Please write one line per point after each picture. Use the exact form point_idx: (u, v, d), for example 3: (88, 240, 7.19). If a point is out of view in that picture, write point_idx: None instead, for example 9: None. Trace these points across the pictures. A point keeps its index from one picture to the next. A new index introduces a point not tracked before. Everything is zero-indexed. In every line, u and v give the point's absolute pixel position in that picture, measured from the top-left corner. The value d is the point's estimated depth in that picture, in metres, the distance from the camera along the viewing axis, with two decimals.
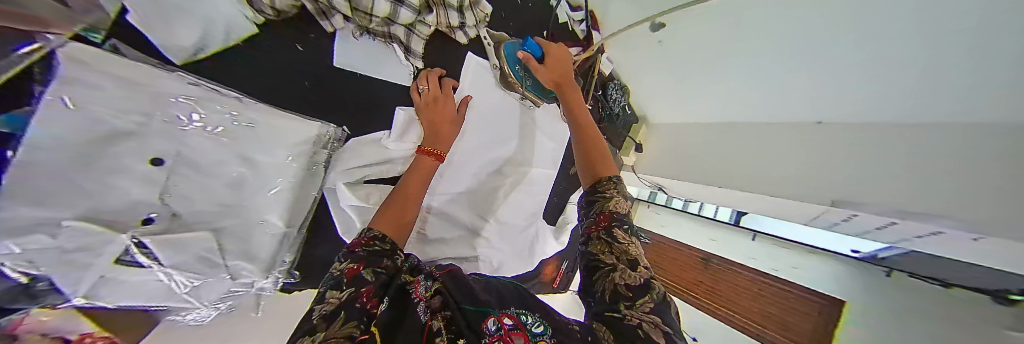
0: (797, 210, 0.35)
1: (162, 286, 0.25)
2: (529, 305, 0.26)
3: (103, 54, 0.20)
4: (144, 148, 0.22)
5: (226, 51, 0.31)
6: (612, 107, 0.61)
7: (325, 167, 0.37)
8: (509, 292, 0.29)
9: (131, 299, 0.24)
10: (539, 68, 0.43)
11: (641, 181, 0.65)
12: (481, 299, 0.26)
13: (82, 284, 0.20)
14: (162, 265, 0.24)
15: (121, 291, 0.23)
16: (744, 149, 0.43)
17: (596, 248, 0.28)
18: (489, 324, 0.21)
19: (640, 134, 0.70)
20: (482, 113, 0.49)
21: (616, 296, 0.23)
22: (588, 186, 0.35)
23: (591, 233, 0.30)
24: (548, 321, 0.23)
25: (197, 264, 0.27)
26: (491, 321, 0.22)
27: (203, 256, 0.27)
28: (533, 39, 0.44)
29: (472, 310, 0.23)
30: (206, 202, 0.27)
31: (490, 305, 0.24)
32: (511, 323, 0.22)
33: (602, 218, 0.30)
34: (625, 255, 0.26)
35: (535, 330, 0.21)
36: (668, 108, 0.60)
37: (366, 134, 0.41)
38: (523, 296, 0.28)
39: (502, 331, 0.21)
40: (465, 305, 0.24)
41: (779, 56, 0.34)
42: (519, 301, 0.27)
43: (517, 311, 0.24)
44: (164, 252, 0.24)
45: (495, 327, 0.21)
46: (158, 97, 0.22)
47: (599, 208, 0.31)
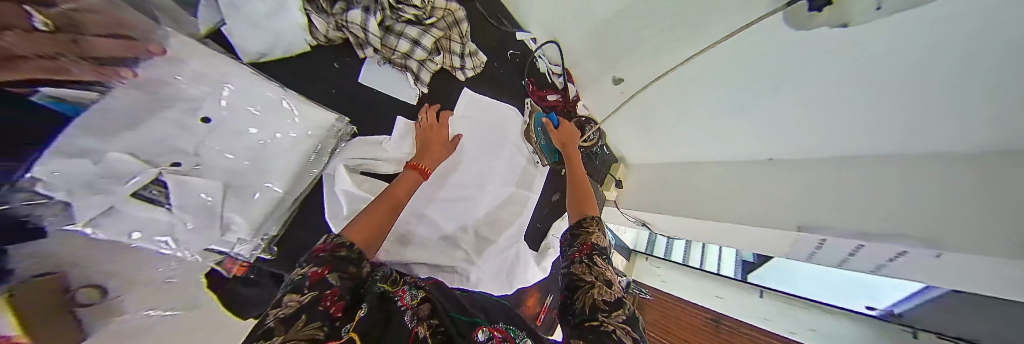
0: (778, 238, 0.37)
1: (156, 230, 0.26)
2: (514, 320, 0.29)
3: (192, 43, 0.25)
4: (188, 111, 0.25)
5: (279, 60, 0.36)
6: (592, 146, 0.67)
7: (331, 153, 0.40)
8: (496, 308, 0.31)
9: (124, 235, 0.24)
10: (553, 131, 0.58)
11: (625, 215, 0.67)
12: (469, 311, 0.28)
13: (92, 212, 0.21)
14: (167, 206, 0.26)
15: (122, 225, 0.24)
16: (728, 182, 0.46)
17: (577, 270, 0.32)
18: (479, 335, 0.24)
19: (619, 172, 0.72)
20: (472, 132, 0.53)
21: (593, 310, 0.26)
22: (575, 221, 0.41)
23: (575, 258, 0.34)
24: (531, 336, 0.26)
25: (194, 215, 0.27)
26: (482, 332, 0.24)
27: (202, 207, 0.28)
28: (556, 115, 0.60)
29: (462, 320, 0.26)
30: (225, 158, 0.29)
31: (479, 318, 0.27)
32: (501, 336, 0.24)
33: (585, 247, 0.35)
34: (600, 277, 0.31)
35: None
36: (642, 150, 0.65)
37: (369, 136, 0.44)
38: (509, 313, 0.30)
39: (493, 341, 0.23)
40: (452, 314, 0.27)
41: (757, 87, 0.36)
42: (505, 315, 0.29)
43: (505, 326, 0.26)
44: (175, 191, 0.26)
45: (484, 337, 0.24)
46: (215, 78, 0.27)
47: (582, 239, 0.36)
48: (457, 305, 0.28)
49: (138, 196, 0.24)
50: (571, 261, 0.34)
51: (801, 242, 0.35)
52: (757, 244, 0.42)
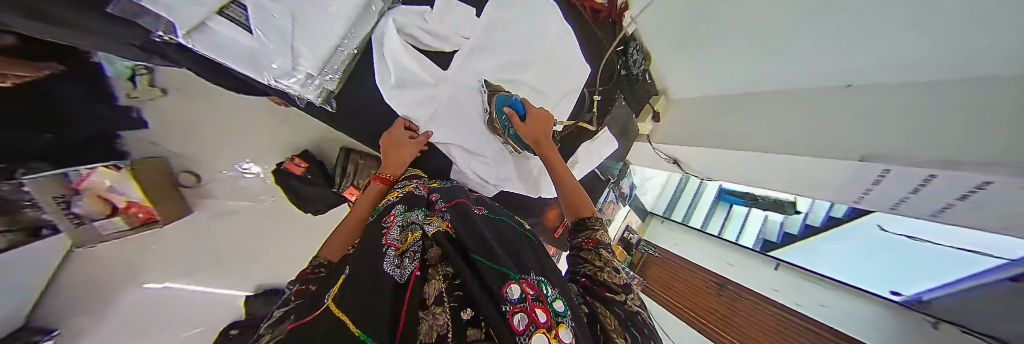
0: (819, 169, 0.35)
1: (246, 48, 0.30)
2: (546, 270, 0.26)
3: None
4: None
5: None
6: (632, 69, 0.63)
7: (378, 13, 0.40)
8: (525, 248, 0.30)
9: (221, 46, 0.29)
10: (521, 125, 0.47)
11: (658, 152, 0.67)
12: (495, 252, 0.26)
13: (188, 17, 0.24)
14: (251, 30, 0.29)
15: (215, 38, 0.28)
16: (774, 111, 0.42)
17: (584, 256, 0.32)
18: (510, 292, 0.21)
19: (659, 104, 0.68)
20: (510, 36, 0.49)
21: (601, 282, 0.27)
22: (572, 221, 0.38)
23: (583, 248, 0.33)
24: (564, 296, 0.23)
25: (269, 41, 0.31)
26: (515, 287, 0.21)
27: (275, 35, 0.31)
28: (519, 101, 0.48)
29: (488, 269, 0.24)
30: None
31: (508, 267, 0.24)
32: (534, 293, 0.21)
33: (590, 242, 0.33)
34: (611, 263, 0.30)
35: (558, 308, 0.21)
36: (683, 79, 0.60)
37: (415, 4, 0.43)
38: (540, 260, 0.29)
39: (526, 301, 0.20)
40: (475, 256, 0.26)
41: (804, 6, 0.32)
42: (536, 259, 0.29)
43: (538, 279, 0.24)
44: (255, 14, 0.28)
45: (518, 296, 0.21)
46: None
47: (586, 234, 0.35)
48: (483, 247, 0.27)
49: (222, 15, 0.26)
50: (579, 250, 0.33)
51: (857, 174, 0.32)
52: (798, 178, 0.41)
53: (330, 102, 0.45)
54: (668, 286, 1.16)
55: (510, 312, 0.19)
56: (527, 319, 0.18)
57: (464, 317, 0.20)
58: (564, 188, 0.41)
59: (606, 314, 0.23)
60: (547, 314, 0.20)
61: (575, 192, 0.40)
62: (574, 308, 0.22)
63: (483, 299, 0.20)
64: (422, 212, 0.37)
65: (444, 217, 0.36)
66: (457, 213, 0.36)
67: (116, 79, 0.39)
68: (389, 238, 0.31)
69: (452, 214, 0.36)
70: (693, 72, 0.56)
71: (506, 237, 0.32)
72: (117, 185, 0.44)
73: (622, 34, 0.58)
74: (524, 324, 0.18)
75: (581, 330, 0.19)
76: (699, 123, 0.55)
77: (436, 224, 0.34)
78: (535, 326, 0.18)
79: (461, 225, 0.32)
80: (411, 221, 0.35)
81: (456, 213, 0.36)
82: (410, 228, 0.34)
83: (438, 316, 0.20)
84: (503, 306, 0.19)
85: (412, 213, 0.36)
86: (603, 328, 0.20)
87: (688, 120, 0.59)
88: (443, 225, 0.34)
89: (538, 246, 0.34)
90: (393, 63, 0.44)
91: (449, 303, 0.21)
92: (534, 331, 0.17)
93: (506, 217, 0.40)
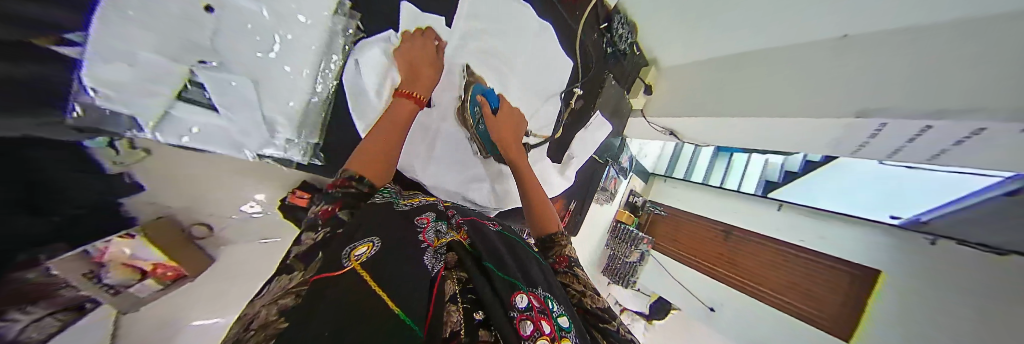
0: None
1: (215, 125, 0.34)
2: (551, 286, 0.30)
3: None
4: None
5: None
6: (620, 45, 0.70)
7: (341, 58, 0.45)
8: (532, 262, 0.33)
9: (194, 133, 0.33)
10: (491, 116, 0.55)
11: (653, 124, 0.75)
12: (505, 264, 0.29)
13: (152, 113, 0.29)
14: (214, 104, 0.34)
15: (186, 126, 0.32)
16: None
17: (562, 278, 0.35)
18: (518, 301, 0.25)
19: (649, 76, 0.76)
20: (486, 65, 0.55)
21: (595, 315, 0.29)
22: (539, 237, 0.43)
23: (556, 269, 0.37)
24: (567, 312, 0.27)
25: (240, 106, 0.36)
26: (522, 297, 0.25)
27: (245, 100, 0.36)
28: (492, 91, 0.56)
29: (499, 277, 0.27)
30: (246, 48, 0.34)
31: (516, 277, 0.28)
32: (538, 305, 0.25)
33: (562, 261, 0.38)
34: (586, 287, 0.34)
35: (562, 323, 0.25)
36: (680, 52, 0.69)
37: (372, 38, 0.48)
38: (545, 274, 0.32)
39: (531, 311, 0.24)
40: (490, 265, 0.28)
41: None
42: (540, 272, 0.32)
43: (545, 294, 0.27)
44: (210, 86, 0.33)
45: (524, 304, 0.25)
46: None
47: (556, 253, 0.39)
48: (495, 257, 0.30)
49: (186, 98, 0.31)
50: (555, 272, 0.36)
51: None
52: None
53: (317, 157, 0.46)
54: (677, 238, 1.23)
55: (518, 318, 0.23)
56: (532, 326, 0.22)
57: (476, 317, 0.25)
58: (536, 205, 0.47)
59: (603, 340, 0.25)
60: (551, 324, 0.24)
61: (546, 212, 0.46)
62: (574, 321, 0.26)
63: (497, 312, 0.23)
64: (444, 222, 0.38)
65: (462, 227, 0.37)
66: (473, 228, 0.36)
67: (95, 149, 0.37)
68: (425, 236, 0.31)
69: (469, 227, 0.37)
70: (697, 33, 0.61)
71: (515, 252, 0.34)
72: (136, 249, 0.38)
73: (605, 12, 0.68)
74: (529, 329, 0.22)
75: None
76: (696, 88, 0.65)
77: (452, 235, 0.35)
78: (538, 333, 0.22)
79: (476, 237, 0.34)
80: (437, 230, 0.35)
81: (472, 226, 0.37)
82: (441, 235, 0.34)
83: (451, 313, 0.23)
84: (509, 313, 0.23)
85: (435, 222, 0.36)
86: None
87: (680, 92, 0.69)
88: (459, 236, 0.35)
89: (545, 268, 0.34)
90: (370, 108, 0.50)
91: (463, 304, 0.26)
92: (538, 336, 0.21)
93: (519, 235, 0.41)
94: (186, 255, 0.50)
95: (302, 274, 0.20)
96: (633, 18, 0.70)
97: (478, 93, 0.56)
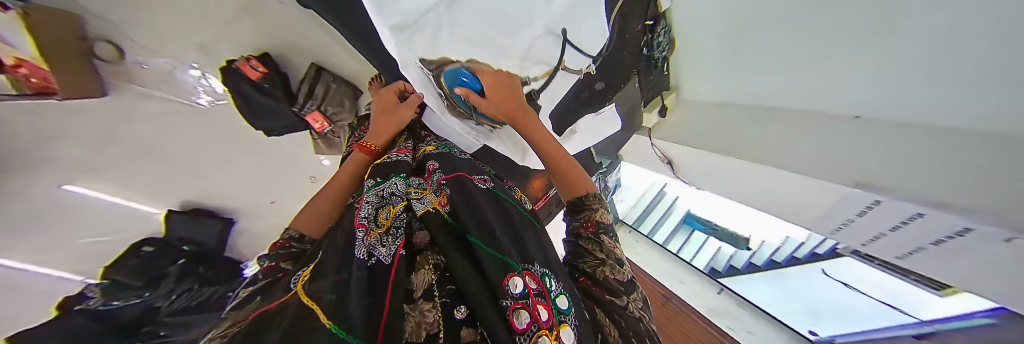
0: (823, 196, 0.38)
1: None
2: (548, 256, 0.25)
3: None
4: None
5: None
6: (657, 52, 0.55)
7: None
8: (527, 231, 0.28)
9: None
10: (482, 103, 0.42)
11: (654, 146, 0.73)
12: (495, 233, 0.24)
13: None
14: None
15: None
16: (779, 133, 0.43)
17: (584, 246, 0.33)
18: (512, 286, 0.20)
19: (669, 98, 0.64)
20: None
21: (601, 285, 0.28)
22: (570, 202, 0.38)
23: (580, 234, 0.34)
24: (568, 291, 0.23)
25: None
26: (518, 280, 0.20)
27: None
28: (468, 75, 0.41)
29: (487, 255, 0.22)
30: None
31: (508, 253, 0.22)
32: (536, 287, 0.21)
33: (587, 226, 0.34)
34: (608, 252, 0.32)
35: (561, 306, 0.20)
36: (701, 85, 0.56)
37: None
38: (543, 247, 0.27)
39: (528, 297, 0.20)
40: (475, 240, 0.23)
41: (813, 41, 0.33)
42: (538, 243, 0.27)
43: (542, 271, 0.23)
44: None
45: (519, 289, 0.20)
46: None
47: (586, 216, 0.36)
48: (483, 229, 0.24)
49: None
50: (577, 237, 0.34)
51: (850, 202, 0.35)
52: (788, 195, 0.45)
53: None
54: None
55: (511, 307, 0.19)
56: (529, 316, 0.19)
57: (457, 315, 0.21)
58: (555, 163, 0.41)
59: (610, 328, 0.24)
60: (549, 310, 0.20)
61: (571, 170, 0.40)
62: (575, 304, 0.22)
63: (484, 302, 0.19)
64: (402, 182, 0.31)
65: (446, 187, 0.30)
66: (458, 189, 0.29)
67: None
68: (360, 218, 0.25)
69: (452, 187, 0.30)
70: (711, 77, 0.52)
71: (510, 219, 0.28)
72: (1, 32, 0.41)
73: (656, 9, 0.49)
74: (526, 321, 0.18)
75: (580, 330, 0.19)
76: (697, 130, 0.58)
77: (426, 201, 0.29)
78: (536, 326, 0.18)
79: (459, 200, 0.28)
80: (391, 192, 0.29)
81: (457, 186, 0.30)
82: (389, 201, 0.28)
83: (428, 312, 0.20)
84: (503, 302, 0.19)
85: (387, 185, 0.30)
86: (602, 337, 0.23)
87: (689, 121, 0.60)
88: (435, 203, 0.29)
89: (541, 231, 0.31)
90: None
91: (439, 297, 0.22)
92: (537, 332, 0.18)
93: (512, 196, 0.35)
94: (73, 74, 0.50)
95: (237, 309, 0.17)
96: (677, 29, 0.52)
97: (453, 81, 0.42)
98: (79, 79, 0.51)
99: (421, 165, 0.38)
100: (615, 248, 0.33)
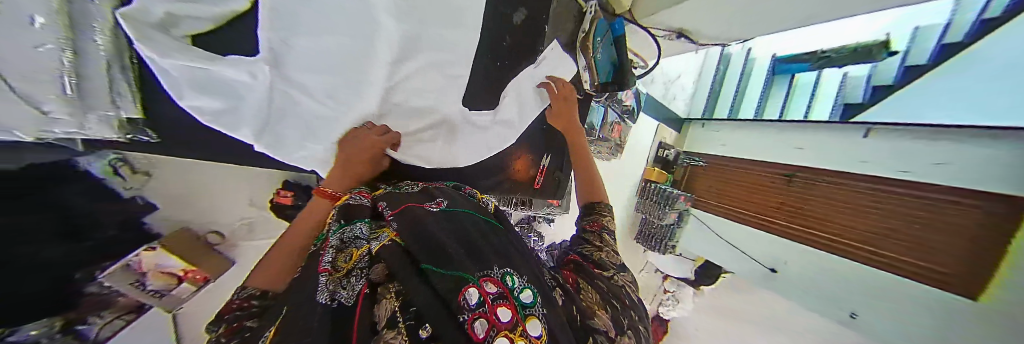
0: None
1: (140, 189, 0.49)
2: (508, 260, 0.24)
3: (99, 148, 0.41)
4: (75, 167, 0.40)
5: None
6: None
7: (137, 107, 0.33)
8: (485, 238, 0.26)
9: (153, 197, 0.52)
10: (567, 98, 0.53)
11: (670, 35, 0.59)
12: (449, 251, 0.22)
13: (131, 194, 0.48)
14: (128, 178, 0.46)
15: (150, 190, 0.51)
16: None
17: (588, 236, 0.39)
18: (469, 296, 0.17)
19: None
20: None
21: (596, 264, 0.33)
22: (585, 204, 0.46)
23: (590, 227, 0.41)
24: (533, 284, 0.22)
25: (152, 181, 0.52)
26: (475, 290, 0.18)
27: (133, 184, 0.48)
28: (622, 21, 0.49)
29: (438, 274, 0.20)
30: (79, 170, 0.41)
31: (466, 266, 0.20)
32: (496, 291, 0.19)
33: (593, 224, 0.41)
34: (606, 242, 0.38)
35: (525, 300, 0.19)
36: None
37: None
38: (507, 247, 0.27)
39: (486, 306, 0.17)
40: (427, 266, 0.20)
41: None
42: (495, 249, 0.25)
43: (502, 272, 0.21)
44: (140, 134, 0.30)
45: (476, 300, 0.18)
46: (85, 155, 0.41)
47: (593, 217, 0.42)
48: (434, 252, 0.22)
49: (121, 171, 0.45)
50: (585, 230, 0.40)
51: None
52: None
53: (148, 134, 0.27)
54: (725, 191, 1.09)
55: (470, 320, 0.16)
56: (486, 324, 0.16)
57: (421, 335, 0.15)
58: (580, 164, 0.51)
59: (588, 294, 0.26)
60: (512, 311, 0.18)
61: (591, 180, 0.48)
62: (544, 296, 0.21)
63: (441, 313, 0.16)
64: (366, 224, 0.28)
65: (395, 223, 0.27)
66: (409, 221, 0.27)
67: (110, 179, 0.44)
68: (323, 262, 0.23)
69: (401, 221, 0.27)
70: None
71: (469, 236, 0.26)
72: (162, 261, 0.49)
73: None
74: (485, 329, 0.16)
75: (547, 320, 0.18)
76: None
77: (382, 237, 0.26)
78: (496, 330, 0.16)
79: (410, 231, 0.25)
80: (354, 236, 0.26)
81: (404, 219, 0.27)
82: (350, 243, 0.25)
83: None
84: (460, 315, 0.16)
85: (352, 226, 0.27)
86: (581, 308, 0.22)
87: None
88: (392, 235, 0.26)
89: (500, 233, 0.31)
90: (189, 78, 0.23)
91: (404, 322, 0.16)
92: (497, 335, 0.15)
93: (473, 208, 0.35)
94: (216, 262, 0.58)
95: None
96: None
97: (605, 26, 0.51)
98: (216, 262, 0.58)
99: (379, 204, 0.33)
100: (613, 241, 0.39)
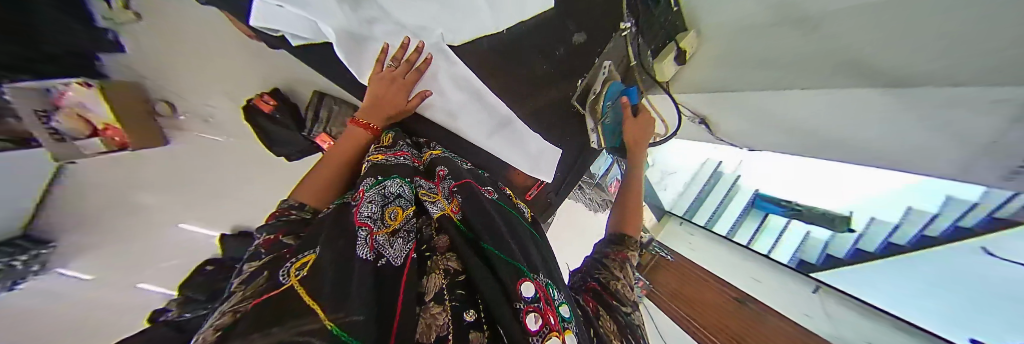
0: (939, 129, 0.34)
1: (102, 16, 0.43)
2: (550, 271, 0.32)
3: None
4: None
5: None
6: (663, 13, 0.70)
7: None
8: (530, 241, 0.35)
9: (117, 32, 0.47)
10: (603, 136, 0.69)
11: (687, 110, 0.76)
12: (506, 244, 0.31)
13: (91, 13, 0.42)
14: None
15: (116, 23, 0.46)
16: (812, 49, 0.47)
17: (608, 261, 0.45)
18: (524, 291, 0.26)
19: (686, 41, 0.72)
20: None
21: (617, 294, 0.39)
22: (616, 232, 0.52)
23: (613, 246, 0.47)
24: (566, 302, 0.29)
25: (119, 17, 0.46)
26: (528, 286, 0.27)
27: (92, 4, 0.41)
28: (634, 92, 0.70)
29: (501, 261, 0.28)
30: None
31: (520, 262, 0.29)
32: (540, 296, 0.27)
33: (618, 254, 0.46)
34: (624, 274, 0.43)
35: (563, 314, 0.26)
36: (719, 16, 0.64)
37: None
38: (549, 263, 0.34)
39: (536, 304, 0.26)
40: (486, 245, 0.30)
41: None
42: (538, 255, 0.34)
43: (545, 281, 0.29)
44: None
45: (529, 295, 0.26)
46: None
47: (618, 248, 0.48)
48: (492, 238, 0.31)
49: None
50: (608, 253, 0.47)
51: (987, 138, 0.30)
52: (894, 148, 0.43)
53: None
54: (678, 292, 1.06)
55: (524, 310, 0.25)
56: (540, 320, 0.24)
57: (466, 317, 0.26)
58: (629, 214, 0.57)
59: (608, 319, 0.34)
60: (555, 316, 0.26)
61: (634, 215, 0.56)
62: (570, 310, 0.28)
63: (496, 299, 0.25)
64: (407, 185, 0.36)
65: (456, 195, 0.37)
66: (467, 195, 0.37)
67: None
68: (364, 216, 0.27)
69: (463, 195, 0.37)
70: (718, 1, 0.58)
71: (511, 226, 0.35)
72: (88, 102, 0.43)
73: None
74: (536, 323, 0.24)
75: (580, 336, 0.25)
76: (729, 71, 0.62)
77: (439, 206, 0.35)
78: (547, 328, 0.24)
79: (469, 208, 0.35)
80: (393, 193, 0.33)
81: (468, 196, 0.37)
82: (394, 199, 0.32)
83: (437, 314, 0.25)
84: (517, 304, 0.25)
85: (387, 184, 0.33)
86: (601, 331, 0.30)
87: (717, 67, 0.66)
88: (449, 208, 0.35)
89: (538, 238, 0.38)
90: None
91: (450, 300, 0.27)
92: (548, 332, 0.23)
93: (512, 205, 0.42)
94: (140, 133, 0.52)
95: (244, 285, 0.19)
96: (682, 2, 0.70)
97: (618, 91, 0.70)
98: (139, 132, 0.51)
99: (431, 168, 0.43)
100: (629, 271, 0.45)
